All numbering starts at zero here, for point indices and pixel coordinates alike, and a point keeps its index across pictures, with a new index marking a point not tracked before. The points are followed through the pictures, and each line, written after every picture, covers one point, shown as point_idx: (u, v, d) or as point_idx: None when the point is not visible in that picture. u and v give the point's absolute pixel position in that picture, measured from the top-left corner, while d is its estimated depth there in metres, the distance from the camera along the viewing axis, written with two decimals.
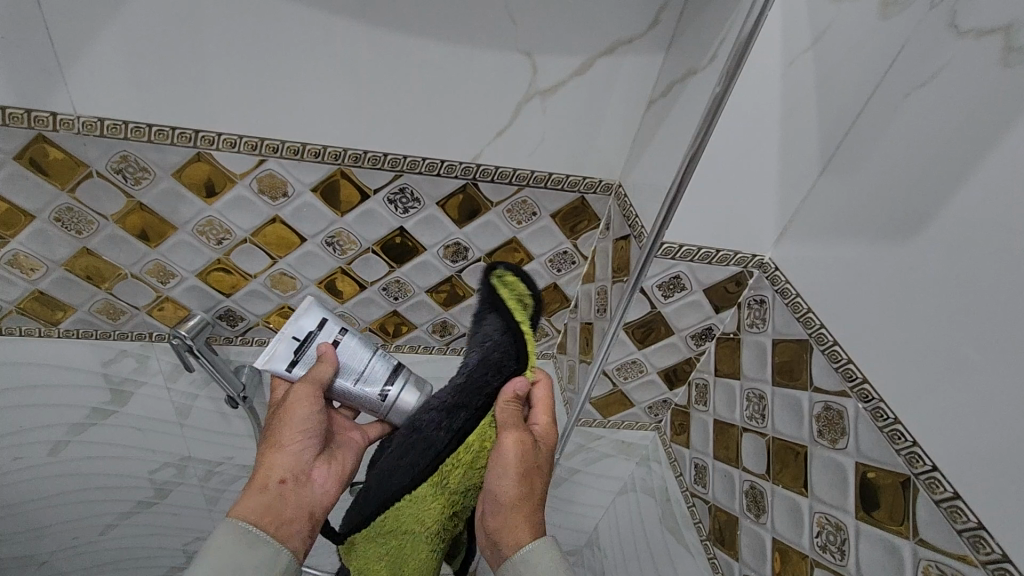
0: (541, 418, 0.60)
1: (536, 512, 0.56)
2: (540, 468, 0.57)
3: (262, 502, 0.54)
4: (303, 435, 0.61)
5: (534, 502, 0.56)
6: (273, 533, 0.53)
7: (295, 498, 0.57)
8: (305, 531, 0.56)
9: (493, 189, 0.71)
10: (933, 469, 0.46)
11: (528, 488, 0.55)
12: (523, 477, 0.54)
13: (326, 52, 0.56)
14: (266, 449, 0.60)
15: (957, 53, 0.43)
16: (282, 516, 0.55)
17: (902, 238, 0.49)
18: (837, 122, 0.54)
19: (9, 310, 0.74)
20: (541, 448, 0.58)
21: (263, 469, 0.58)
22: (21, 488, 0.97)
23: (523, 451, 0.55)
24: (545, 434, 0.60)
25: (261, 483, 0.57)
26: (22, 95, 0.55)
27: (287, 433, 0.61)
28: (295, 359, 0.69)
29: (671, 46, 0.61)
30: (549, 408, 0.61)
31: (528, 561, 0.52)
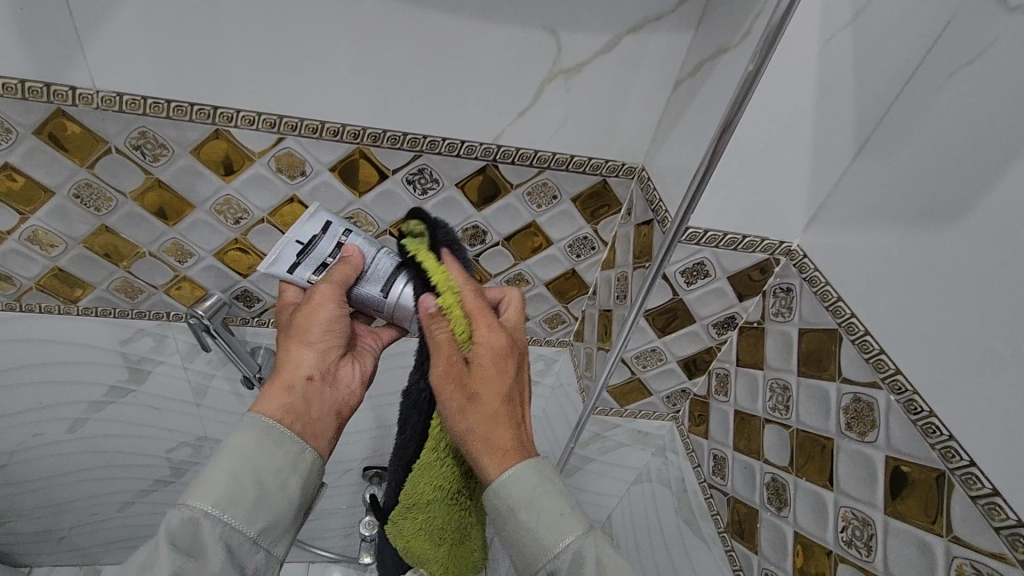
0: (485, 329, 0.50)
1: (505, 436, 0.50)
2: (495, 388, 0.49)
3: (287, 400, 0.53)
4: (328, 335, 0.58)
5: (496, 429, 0.49)
6: (299, 432, 0.52)
7: (320, 399, 0.56)
8: (331, 431, 0.55)
9: (514, 171, 0.70)
10: (971, 465, 0.44)
11: (473, 421, 0.49)
12: (462, 410, 0.49)
13: (345, 29, 0.55)
14: (289, 344, 0.57)
15: (1006, 28, 0.41)
16: (309, 416, 0.54)
17: (941, 225, 0.47)
18: (875, 103, 0.51)
19: (28, 286, 0.75)
20: (490, 367, 0.49)
21: (287, 368, 0.56)
22: (41, 464, 0.98)
23: (453, 381, 0.49)
24: (494, 344, 0.50)
25: (286, 381, 0.55)
26: (40, 69, 0.55)
27: (311, 331, 0.57)
28: (297, 261, 0.63)
29: (700, 25, 0.59)
30: (490, 317, 0.50)
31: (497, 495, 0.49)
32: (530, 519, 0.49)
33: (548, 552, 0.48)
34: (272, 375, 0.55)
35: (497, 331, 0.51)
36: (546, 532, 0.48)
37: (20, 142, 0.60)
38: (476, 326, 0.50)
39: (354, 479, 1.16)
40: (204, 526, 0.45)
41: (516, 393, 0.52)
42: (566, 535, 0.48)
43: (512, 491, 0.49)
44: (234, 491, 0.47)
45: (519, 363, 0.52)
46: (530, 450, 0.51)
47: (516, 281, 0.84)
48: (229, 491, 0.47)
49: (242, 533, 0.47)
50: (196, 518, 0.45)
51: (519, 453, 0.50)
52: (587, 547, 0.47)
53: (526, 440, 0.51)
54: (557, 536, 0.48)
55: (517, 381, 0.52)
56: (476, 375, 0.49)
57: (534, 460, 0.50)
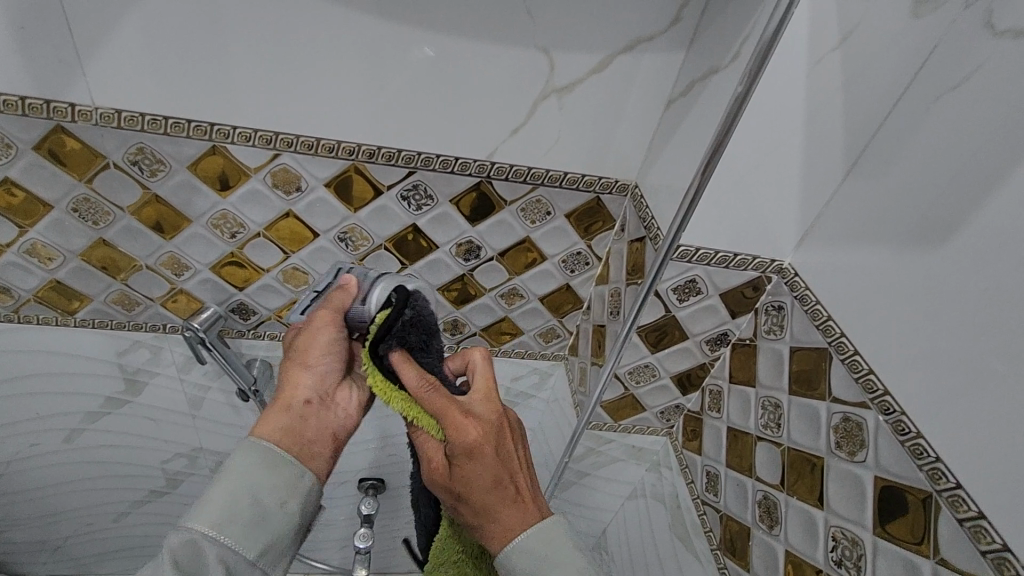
0: (451, 429, 0.50)
1: (502, 516, 0.51)
2: (480, 478, 0.51)
3: (284, 422, 0.53)
4: (327, 357, 0.58)
5: (493, 514, 0.51)
6: (297, 454, 0.52)
7: (318, 420, 0.55)
8: (329, 454, 0.55)
9: (507, 188, 0.70)
10: (957, 487, 0.44)
11: (464, 508, 0.52)
12: (454, 500, 0.52)
13: (341, 48, 0.56)
14: (289, 368, 0.58)
15: (993, 53, 0.41)
16: (305, 438, 0.54)
17: (930, 247, 0.47)
18: (866, 122, 0.51)
19: (26, 298, 0.75)
20: (467, 463, 0.50)
21: (287, 389, 0.56)
22: (36, 473, 0.98)
23: (441, 477, 0.52)
24: (465, 441, 0.50)
25: (285, 402, 0.55)
26: (41, 86, 0.55)
27: (310, 354, 0.57)
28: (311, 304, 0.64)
29: (692, 44, 0.59)
30: (457, 417, 0.51)
31: (504, 560, 0.51)
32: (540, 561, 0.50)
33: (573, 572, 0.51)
34: (273, 396, 0.56)
35: (464, 426, 0.51)
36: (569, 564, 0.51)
37: (20, 156, 0.61)
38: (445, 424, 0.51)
39: (350, 491, 1.16)
40: (203, 549, 0.45)
41: (504, 472, 0.51)
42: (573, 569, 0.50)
43: (516, 560, 0.51)
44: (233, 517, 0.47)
45: (498, 441, 0.52)
46: (533, 515, 0.52)
47: (510, 296, 0.85)
48: (226, 515, 0.47)
49: (242, 555, 0.47)
50: (197, 541, 0.45)
51: (519, 528, 0.51)
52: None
53: (526, 506, 0.52)
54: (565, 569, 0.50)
55: (504, 462, 0.52)
56: (458, 471, 0.51)
57: (535, 522, 0.52)
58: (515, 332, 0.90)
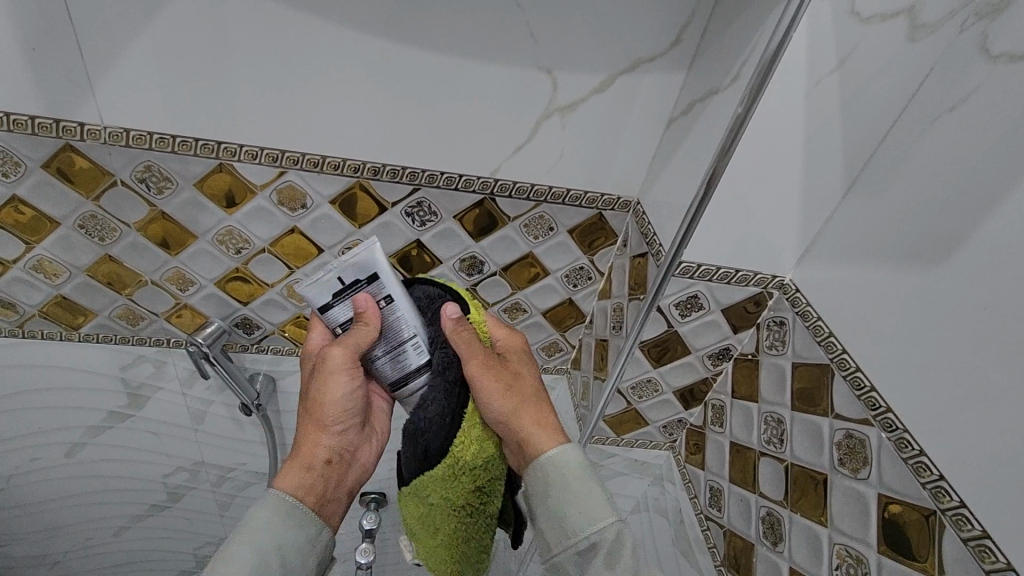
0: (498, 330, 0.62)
1: (547, 410, 0.57)
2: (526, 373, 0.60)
3: (306, 480, 0.55)
4: (342, 415, 0.58)
5: (536, 403, 0.57)
6: (316, 510, 0.54)
7: (335, 478, 0.57)
8: (341, 507, 0.57)
9: (510, 204, 0.71)
10: (961, 506, 0.44)
11: (516, 395, 0.56)
12: (504, 386, 0.56)
13: (346, 68, 0.57)
14: (306, 426, 0.58)
15: (988, 76, 0.42)
16: (324, 496, 0.55)
17: (932, 265, 0.47)
18: (864, 142, 0.52)
19: (32, 314, 0.76)
20: (513, 358, 0.61)
21: (307, 445, 0.57)
22: (38, 487, 0.98)
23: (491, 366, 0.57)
24: (516, 340, 0.62)
25: (307, 459, 0.56)
26: (50, 106, 0.56)
27: (326, 413, 0.57)
28: (334, 300, 0.56)
29: (692, 65, 0.60)
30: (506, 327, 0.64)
31: (558, 452, 0.53)
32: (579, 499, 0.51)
33: (588, 530, 0.50)
34: (293, 449, 0.57)
35: (509, 331, 0.63)
36: (589, 509, 0.51)
37: (28, 174, 0.62)
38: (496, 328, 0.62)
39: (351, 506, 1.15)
40: None
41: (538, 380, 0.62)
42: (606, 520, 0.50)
43: (566, 456, 0.53)
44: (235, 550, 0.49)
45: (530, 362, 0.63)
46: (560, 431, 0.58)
47: (513, 310, 0.85)
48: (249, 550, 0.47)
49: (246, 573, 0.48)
50: None
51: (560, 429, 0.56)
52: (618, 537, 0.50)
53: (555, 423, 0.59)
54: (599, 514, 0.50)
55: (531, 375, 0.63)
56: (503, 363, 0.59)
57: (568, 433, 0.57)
58: None
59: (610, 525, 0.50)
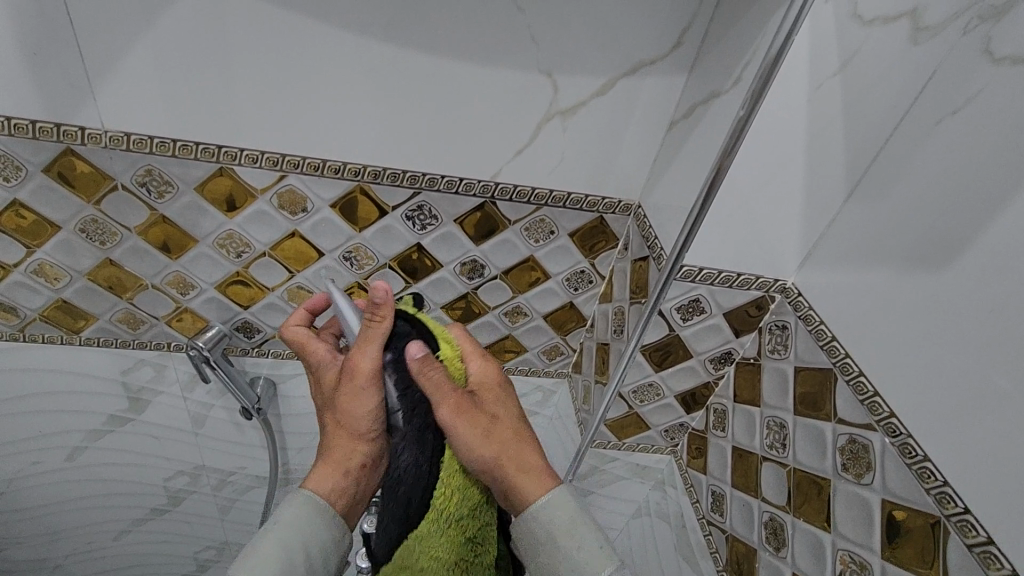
0: (474, 361, 0.58)
1: (531, 455, 0.54)
2: (505, 411, 0.56)
3: (340, 484, 0.56)
4: (376, 428, 0.57)
5: (521, 444, 0.54)
6: (344, 512, 0.56)
7: (367, 483, 0.58)
8: (366, 504, 0.60)
9: (511, 208, 0.71)
10: (966, 512, 0.44)
11: (495, 442, 0.53)
12: (484, 431, 0.53)
13: (347, 72, 0.57)
14: (343, 429, 0.57)
15: (992, 79, 0.42)
16: (354, 498, 0.57)
17: (935, 268, 0.47)
18: (867, 145, 0.52)
19: (33, 318, 0.76)
20: (492, 393, 0.57)
21: (343, 448, 0.57)
22: (39, 491, 0.98)
23: (464, 411, 0.53)
24: (492, 374, 0.58)
25: (342, 462, 0.57)
26: (52, 110, 0.56)
27: (361, 423, 0.56)
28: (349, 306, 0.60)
29: (693, 68, 0.60)
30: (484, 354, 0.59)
31: (544, 507, 0.50)
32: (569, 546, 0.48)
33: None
34: (329, 448, 0.57)
35: (485, 362, 0.58)
36: (584, 559, 0.47)
37: (29, 178, 0.62)
38: (471, 360, 0.58)
39: None
40: None
41: (522, 415, 0.58)
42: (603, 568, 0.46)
43: (555, 507, 0.50)
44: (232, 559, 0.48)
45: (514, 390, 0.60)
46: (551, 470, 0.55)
47: (514, 314, 0.85)
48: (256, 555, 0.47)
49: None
50: None
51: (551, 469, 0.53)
52: None
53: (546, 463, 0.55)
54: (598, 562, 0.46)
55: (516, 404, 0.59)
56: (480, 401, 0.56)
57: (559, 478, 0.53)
58: (518, 350, 0.90)
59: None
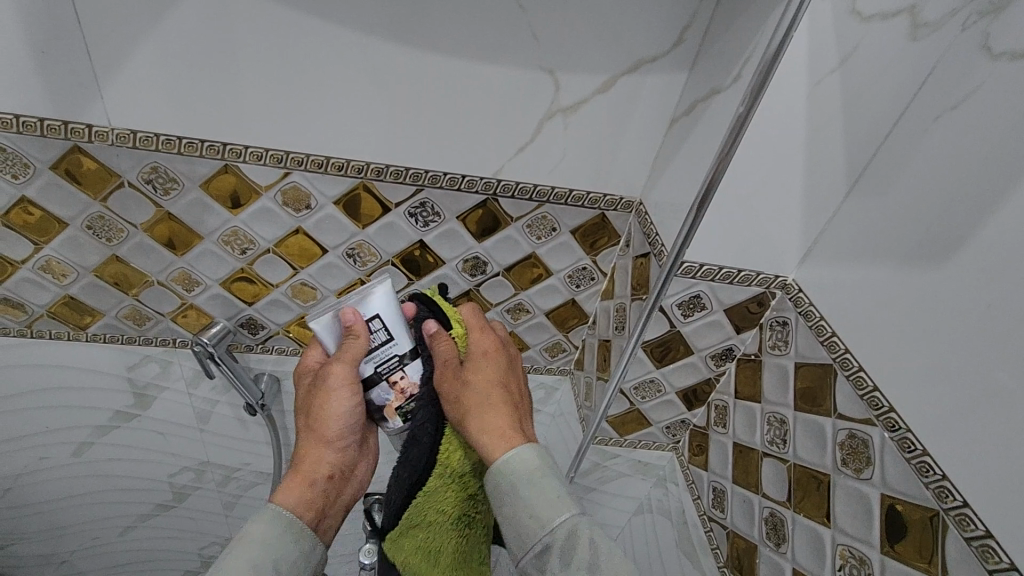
0: (476, 334, 0.60)
1: (503, 416, 0.53)
2: (489, 375, 0.57)
3: (308, 497, 0.57)
4: (344, 435, 0.61)
5: (492, 408, 0.54)
6: (314, 529, 0.56)
7: (334, 496, 0.60)
8: (337, 521, 0.60)
9: (512, 205, 0.71)
10: (964, 505, 0.44)
11: (468, 401, 0.54)
12: (458, 395, 0.55)
13: (351, 70, 0.57)
14: (310, 441, 0.61)
15: (990, 75, 0.42)
16: (324, 513, 0.58)
17: (935, 263, 0.47)
18: (866, 141, 0.52)
19: (40, 314, 0.77)
20: (483, 359, 0.58)
21: (308, 465, 0.60)
22: (46, 487, 0.99)
23: (448, 376, 0.57)
24: (485, 344, 0.60)
25: (307, 477, 0.59)
26: (60, 108, 0.57)
27: (328, 431, 0.61)
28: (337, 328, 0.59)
29: (694, 65, 0.60)
30: (486, 326, 0.61)
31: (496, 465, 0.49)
32: (528, 496, 0.47)
33: (542, 530, 0.45)
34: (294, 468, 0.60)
35: (484, 332, 0.61)
36: (541, 507, 0.46)
37: (38, 175, 0.62)
38: (474, 330, 0.61)
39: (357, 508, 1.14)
40: None
41: (511, 384, 0.58)
42: (562, 512, 0.46)
43: (513, 464, 0.49)
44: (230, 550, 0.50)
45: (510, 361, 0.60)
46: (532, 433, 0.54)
47: (516, 311, 0.86)
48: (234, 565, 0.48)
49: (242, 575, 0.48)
50: None
51: (520, 436, 0.52)
52: (581, 531, 0.45)
53: (528, 427, 0.54)
54: (555, 505, 0.46)
55: (510, 375, 0.59)
56: (469, 367, 0.57)
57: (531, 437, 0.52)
58: (521, 347, 0.91)
59: (564, 522, 0.45)
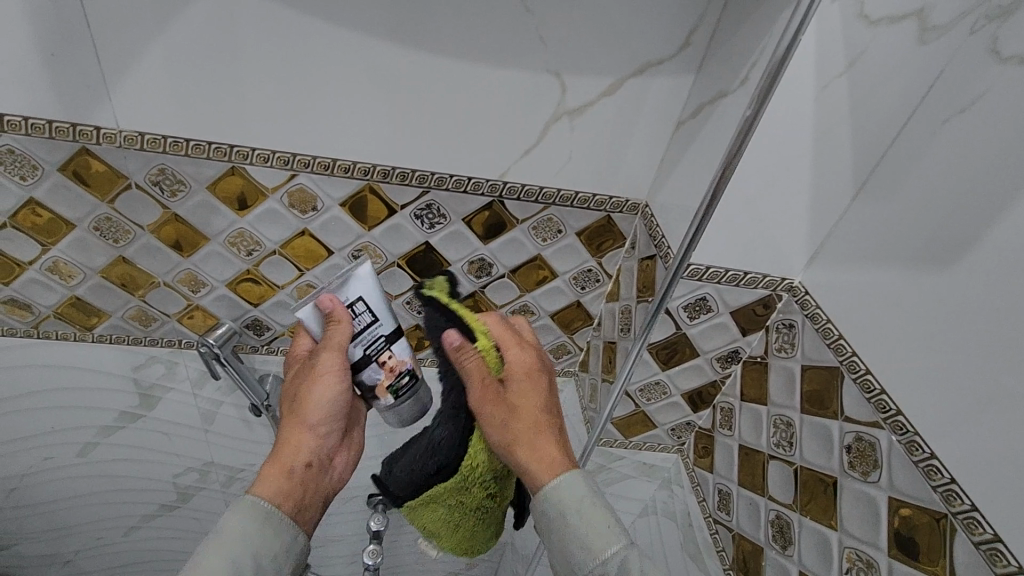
0: (514, 350, 0.56)
1: (550, 443, 0.53)
2: (534, 399, 0.55)
3: (285, 485, 0.56)
4: (325, 423, 0.61)
5: (540, 436, 0.53)
6: (290, 517, 0.55)
7: (313, 486, 0.59)
8: (315, 514, 0.58)
9: (518, 207, 0.71)
10: (972, 509, 0.44)
11: (514, 428, 0.53)
12: (503, 421, 0.53)
13: (359, 73, 0.58)
14: (291, 427, 0.61)
15: (999, 78, 0.42)
16: (299, 501, 0.57)
17: (943, 267, 0.47)
18: (874, 144, 0.52)
19: (46, 314, 0.77)
20: (524, 381, 0.55)
21: (286, 452, 0.59)
22: (51, 487, 0.99)
23: (489, 400, 0.54)
24: (526, 360, 0.56)
25: (286, 464, 0.58)
26: (68, 111, 0.57)
27: (311, 417, 0.60)
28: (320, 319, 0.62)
29: (700, 68, 0.60)
30: (522, 339, 0.58)
31: (551, 498, 0.50)
32: (580, 526, 0.49)
33: (594, 559, 0.47)
34: (272, 454, 0.59)
35: (522, 348, 0.57)
36: (596, 537, 0.48)
37: (45, 177, 0.63)
38: (510, 345, 0.56)
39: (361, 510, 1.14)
40: None
41: (551, 399, 0.56)
42: (611, 544, 0.47)
43: (565, 496, 0.50)
44: (230, 549, 0.50)
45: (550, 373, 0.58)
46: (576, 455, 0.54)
47: (522, 313, 0.86)
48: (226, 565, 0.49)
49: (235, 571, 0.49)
50: None
51: (566, 462, 0.53)
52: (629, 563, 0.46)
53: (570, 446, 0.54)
54: (605, 539, 0.48)
55: (551, 392, 0.57)
56: (511, 390, 0.55)
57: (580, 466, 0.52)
58: None
59: (613, 555, 0.47)
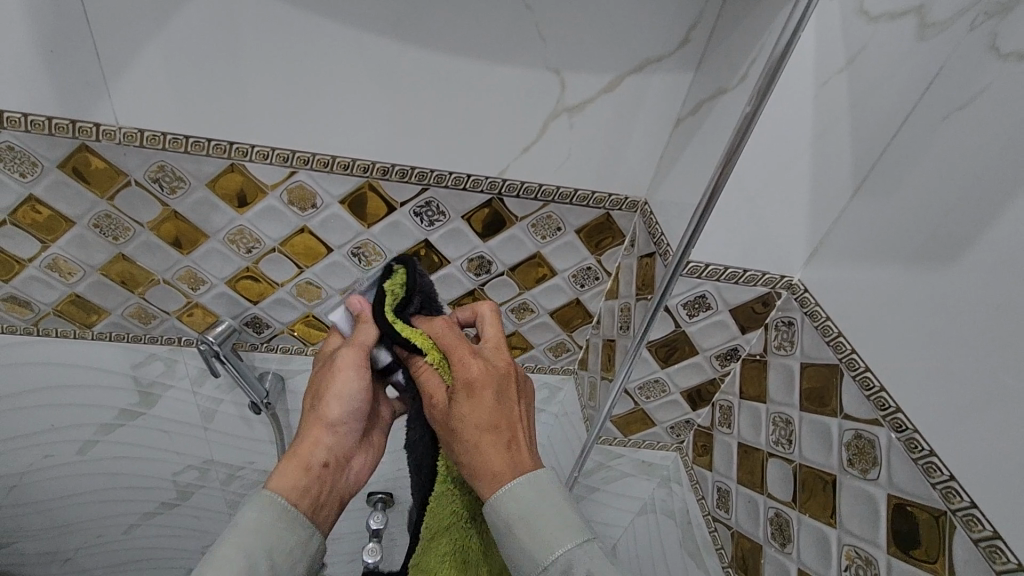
0: (457, 360, 0.56)
1: (494, 459, 0.51)
2: (475, 414, 0.53)
3: (305, 481, 0.58)
4: (345, 422, 0.65)
5: (483, 453, 0.51)
6: (309, 513, 0.56)
7: (330, 485, 0.61)
8: (332, 513, 0.60)
9: (518, 205, 0.71)
10: (972, 506, 0.44)
11: (460, 446, 0.53)
12: (451, 440, 0.54)
13: (358, 70, 0.58)
14: (312, 426, 0.64)
15: (999, 75, 0.42)
16: (318, 497, 0.58)
17: (943, 264, 0.47)
18: (873, 140, 0.52)
19: (46, 312, 0.77)
20: (466, 396, 0.54)
21: (306, 449, 0.62)
22: (51, 484, 0.99)
23: (440, 418, 0.56)
24: (467, 373, 0.54)
25: (305, 460, 0.60)
26: (67, 107, 0.57)
27: (332, 416, 0.64)
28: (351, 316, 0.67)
29: (700, 65, 0.60)
30: (466, 349, 0.56)
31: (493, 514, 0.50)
32: (528, 532, 0.47)
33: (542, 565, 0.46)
34: (292, 450, 0.61)
35: (464, 359, 0.55)
36: (538, 542, 0.47)
37: (45, 174, 0.63)
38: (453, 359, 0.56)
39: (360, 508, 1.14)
40: None
41: (501, 410, 0.54)
42: (560, 546, 0.46)
43: (506, 506, 0.49)
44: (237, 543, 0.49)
45: (498, 384, 0.55)
46: (525, 468, 0.51)
47: (521, 311, 0.86)
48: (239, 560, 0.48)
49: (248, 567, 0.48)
50: None
51: (509, 476, 0.50)
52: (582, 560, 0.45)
53: (521, 459, 0.52)
54: (553, 541, 0.46)
55: (499, 400, 0.54)
56: (454, 406, 0.54)
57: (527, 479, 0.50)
58: (525, 347, 0.91)
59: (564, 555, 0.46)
